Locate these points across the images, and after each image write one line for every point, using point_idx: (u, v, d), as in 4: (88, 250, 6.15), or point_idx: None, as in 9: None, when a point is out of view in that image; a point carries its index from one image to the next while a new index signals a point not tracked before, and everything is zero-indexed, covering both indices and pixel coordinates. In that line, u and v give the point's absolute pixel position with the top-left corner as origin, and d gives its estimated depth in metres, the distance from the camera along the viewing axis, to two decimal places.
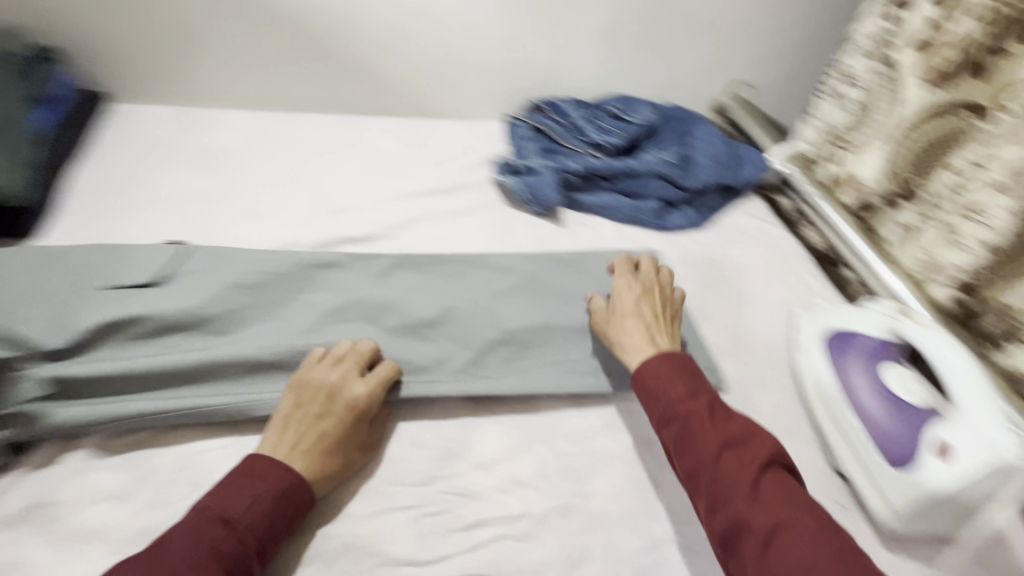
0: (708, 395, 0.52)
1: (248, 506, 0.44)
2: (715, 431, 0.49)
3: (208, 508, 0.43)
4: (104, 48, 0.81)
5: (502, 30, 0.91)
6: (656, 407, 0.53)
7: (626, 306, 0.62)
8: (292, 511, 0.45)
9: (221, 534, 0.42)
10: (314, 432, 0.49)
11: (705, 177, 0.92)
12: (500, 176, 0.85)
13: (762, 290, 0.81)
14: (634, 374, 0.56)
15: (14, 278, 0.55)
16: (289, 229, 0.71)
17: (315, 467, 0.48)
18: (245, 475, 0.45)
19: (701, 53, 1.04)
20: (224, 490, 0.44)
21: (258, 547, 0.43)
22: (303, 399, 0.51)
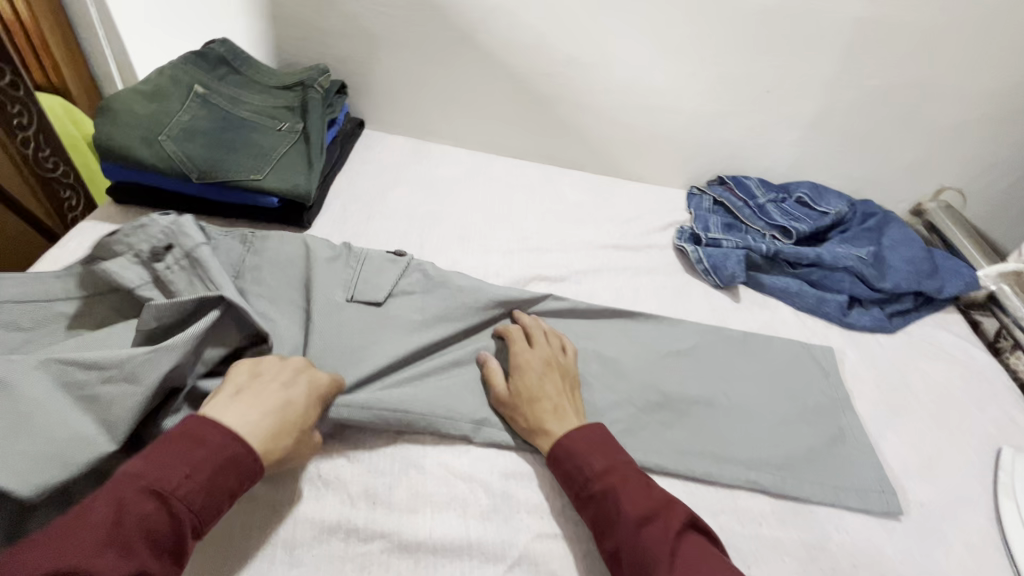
0: (623, 466, 0.52)
1: (186, 475, 0.41)
2: (628, 502, 0.48)
3: (138, 475, 0.40)
4: (370, 83, 0.99)
5: (707, 108, 0.96)
6: (575, 481, 0.52)
7: (539, 388, 0.58)
8: (237, 483, 0.44)
9: (151, 508, 0.39)
10: (276, 401, 0.48)
11: (900, 280, 0.87)
12: (682, 243, 0.89)
13: (958, 414, 0.75)
14: (553, 450, 0.54)
15: (290, 271, 0.67)
16: (492, 259, 0.81)
17: (269, 441, 0.47)
18: (188, 435, 0.43)
19: (910, 154, 1.00)
20: (158, 456, 0.42)
21: (193, 522, 0.41)
22: (262, 375, 0.51)
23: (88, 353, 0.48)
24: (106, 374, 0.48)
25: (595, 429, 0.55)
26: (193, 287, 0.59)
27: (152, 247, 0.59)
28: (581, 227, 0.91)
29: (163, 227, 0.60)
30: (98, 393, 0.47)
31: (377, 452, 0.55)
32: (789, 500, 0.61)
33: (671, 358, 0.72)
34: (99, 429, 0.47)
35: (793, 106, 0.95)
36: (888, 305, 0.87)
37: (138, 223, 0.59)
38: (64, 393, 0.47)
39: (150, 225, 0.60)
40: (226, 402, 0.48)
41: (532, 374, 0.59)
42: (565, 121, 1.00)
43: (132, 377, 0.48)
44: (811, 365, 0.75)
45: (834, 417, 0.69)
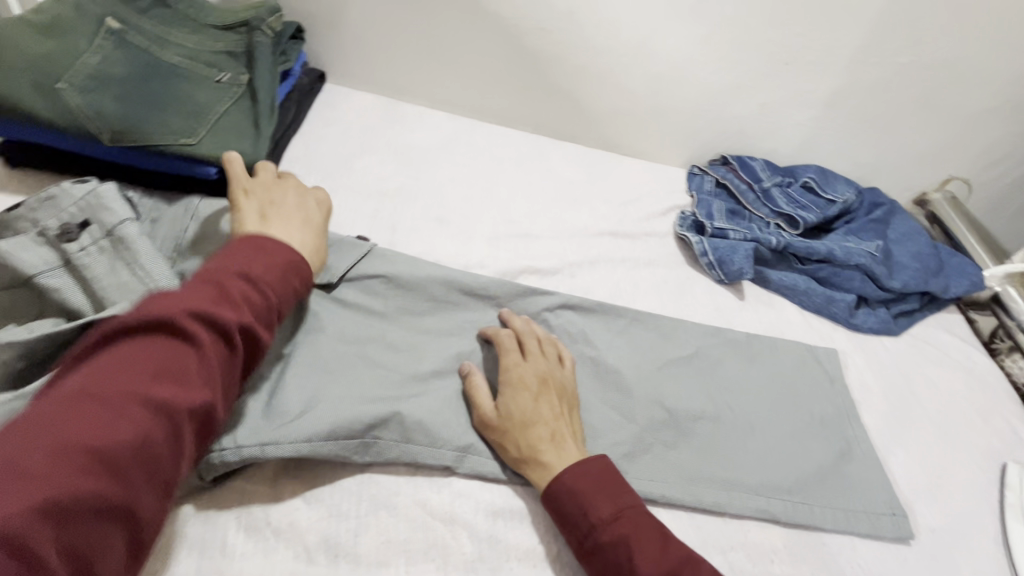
0: (632, 510, 0.47)
1: (265, 267, 0.45)
2: (645, 563, 0.44)
3: (224, 266, 0.43)
4: (333, 31, 0.84)
5: (719, 80, 0.86)
6: (577, 531, 0.46)
7: (532, 412, 0.51)
8: (300, 281, 0.48)
9: (245, 286, 0.43)
10: (300, 218, 0.55)
11: (908, 279, 0.82)
12: (684, 231, 0.80)
13: (965, 427, 0.71)
14: (548, 489, 0.47)
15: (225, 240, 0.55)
16: (475, 246, 0.71)
17: (316, 253, 0.54)
18: (248, 244, 0.47)
19: (924, 140, 0.93)
20: (231, 255, 0.45)
21: (278, 304, 0.46)
22: (275, 196, 0.55)
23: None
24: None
25: (599, 462, 0.49)
26: (115, 272, 0.47)
27: (63, 224, 0.47)
28: (574, 209, 0.81)
29: (78, 204, 0.48)
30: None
31: (340, 490, 0.47)
32: (798, 530, 0.56)
33: (673, 367, 0.65)
34: None
35: (810, 83, 0.86)
36: (895, 304, 0.82)
37: (44, 194, 0.47)
38: None
39: (60, 201, 0.48)
40: (260, 222, 0.52)
41: (524, 396, 0.51)
42: (560, 86, 0.88)
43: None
44: (816, 371, 0.70)
45: (842, 433, 0.65)
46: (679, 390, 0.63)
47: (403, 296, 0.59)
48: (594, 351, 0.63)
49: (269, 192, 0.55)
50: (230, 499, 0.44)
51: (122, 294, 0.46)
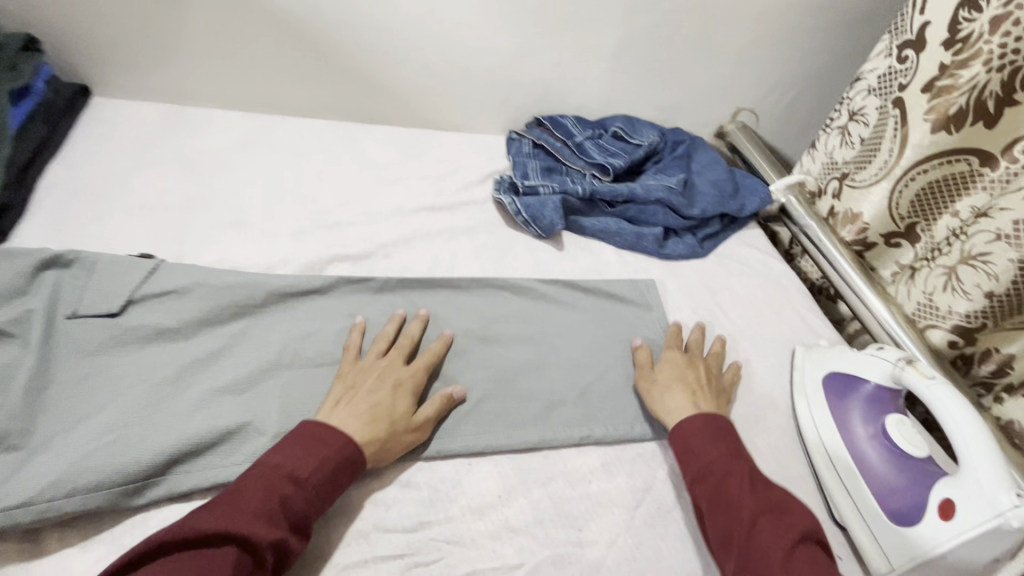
0: (746, 462, 0.55)
1: (314, 468, 0.46)
2: (752, 498, 0.51)
3: (281, 463, 0.46)
4: (84, 42, 0.76)
5: (510, 46, 0.89)
6: (692, 465, 0.55)
7: (678, 377, 0.63)
8: (347, 479, 0.48)
9: (290, 490, 0.44)
10: (368, 404, 0.52)
11: (708, 205, 0.91)
12: (500, 194, 0.83)
13: (765, 326, 0.80)
14: (672, 433, 0.58)
15: None
16: (280, 243, 0.68)
17: (370, 433, 0.50)
18: (310, 435, 0.48)
19: (706, 78, 1.02)
20: (293, 449, 0.47)
21: (321, 504, 0.46)
22: (357, 381, 0.55)
23: None
24: None
25: (718, 420, 0.57)
26: None
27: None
28: (388, 190, 0.80)
29: None
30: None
31: (126, 524, 0.45)
32: (618, 445, 0.60)
33: (493, 324, 0.67)
34: None
35: (593, 38, 0.92)
36: (700, 230, 0.91)
37: None
38: None
39: None
40: (330, 407, 0.52)
41: (675, 367, 0.65)
42: (356, 69, 0.86)
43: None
44: (631, 300, 0.75)
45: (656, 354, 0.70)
46: (499, 345, 0.65)
47: (192, 310, 0.56)
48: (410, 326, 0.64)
49: (354, 374, 0.55)
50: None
51: None
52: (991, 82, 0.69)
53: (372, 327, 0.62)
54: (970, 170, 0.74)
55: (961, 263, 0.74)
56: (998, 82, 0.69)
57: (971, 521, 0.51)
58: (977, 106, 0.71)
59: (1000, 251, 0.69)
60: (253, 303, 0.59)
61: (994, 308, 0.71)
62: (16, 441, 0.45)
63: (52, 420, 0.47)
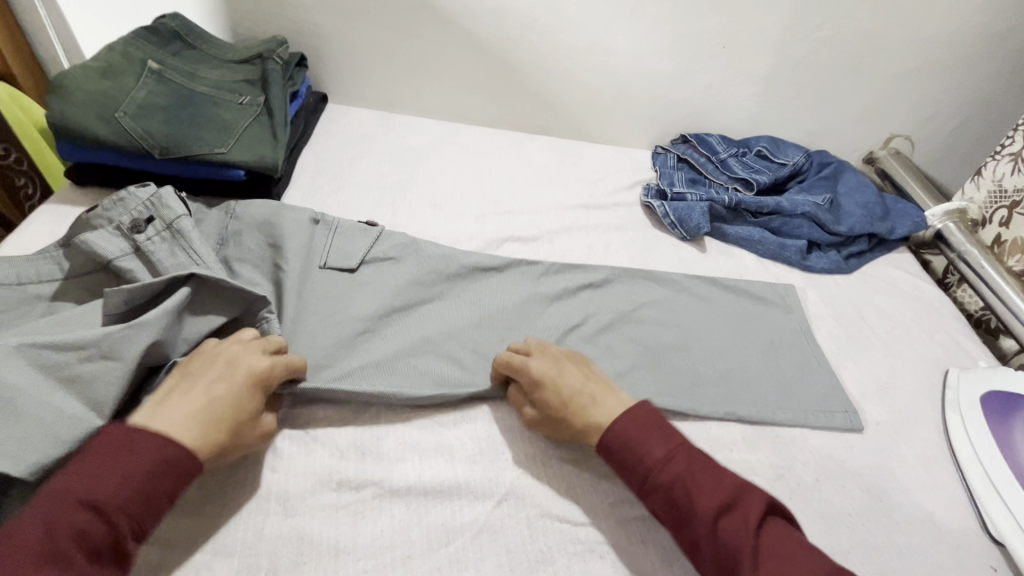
0: (682, 450, 0.52)
1: (118, 482, 0.41)
2: (704, 496, 0.48)
3: (67, 490, 0.39)
4: (332, 61, 0.98)
5: (666, 69, 0.99)
6: (634, 476, 0.52)
7: (567, 391, 0.56)
8: (169, 485, 0.43)
9: (86, 519, 0.39)
10: (204, 403, 0.47)
11: (855, 223, 0.92)
12: (648, 199, 0.92)
13: (914, 345, 0.79)
14: (599, 445, 0.53)
15: (265, 223, 0.69)
16: (465, 223, 0.82)
17: (202, 436, 0.46)
18: (110, 447, 0.42)
19: (860, 103, 1.04)
20: (87, 463, 0.41)
21: (133, 523, 0.41)
22: (196, 375, 0.49)
23: (68, 335, 0.47)
24: (84, 352, 0.48)
25: (624, 414, 0.54)
26: (174, 254, 0.59)
27: (133, 218, 0.59)
28: (550, 189, 0.93)
29: (145, 201, 0.60)
30: (79, 373, 0.47)
31: (365, 411, 0.59)
32: (759, 425, 0.65)
33: (643, 306, 0.75)
34: (84, 405, 0.47)
35: (747, 62, 0.98)
36: (846, 247, 0.92)
37: (117, 196, 0.59)
38: (43, 374, 0.46)
39: (130, 200, 0.60)
40: (156, 404, 0.47)
41: (551, 383, 0.57)
42: (529, 87, 1.01)
43: (112, 353, 0.49)
44: (772, 303, 0.80)
45: (796, 352, 0.74)
46: (647, 326, 0.73)
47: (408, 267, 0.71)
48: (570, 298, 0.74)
49: (188, 370, 0.49)
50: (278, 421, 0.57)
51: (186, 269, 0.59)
52: None
53: (540, 294, 0.73)
54: None
55: None
56: None
57: None
58: None
59: None
60: (451, 266, 0.73)
61: None
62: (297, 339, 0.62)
63: (318, 332, 0.63)
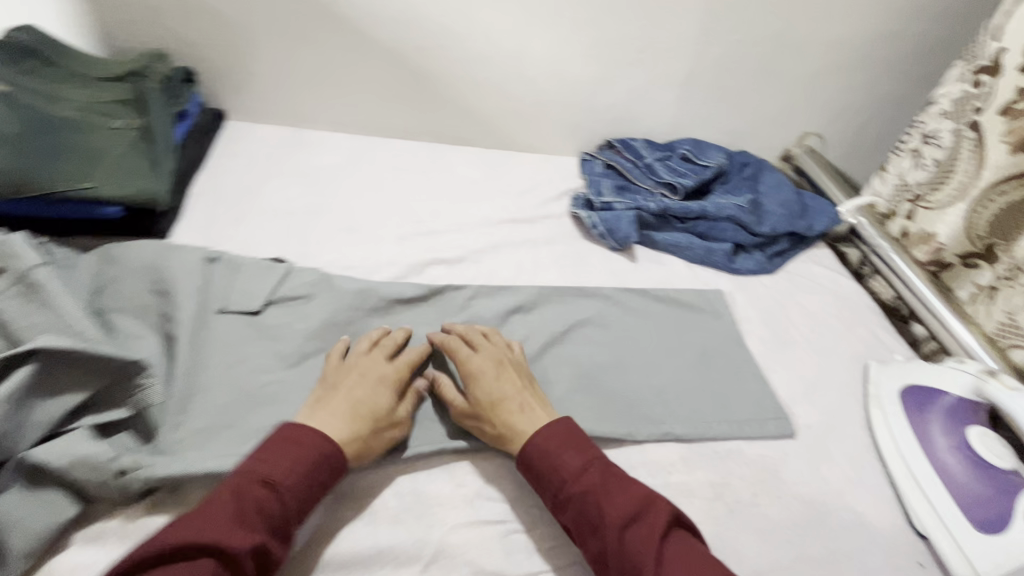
0: (599, 464, 0.53)
1: (289, 469, 0.48)
2: (615, 508, 0.49)
3: (253, 470, 0.48)
4: (229, 75, 0.90)
5: (587, 76, 0.97)
6: (550, 487, 0.52)
7: (497, 393, 0.57)
8: (326, 476, 0.50)
9: (264, 495, 0.46)
10: (350, 405, 0.54)
11: (776, 223, 0.94)
12: (576, 209, 0.89)
13: (836, 342, 0.81)
14: (522, 450, 0.54)
15: (145, 268, 0.61)
16: (385, 248, 0.77)
17: (349, 432, 0.52)
18: (283, 439, 0.50)
19: (774, 103, 1.06)
20: (267, 453, 0.49)
21: (297, 507, 0.48)
22: (339, 381, 0.57)
23: None
24: None
25: (561, 424, 0.55)
26: (27, 310, 0.51)
27: None
28: (476, 204, 0.89)
29: None
30: None
31: None
32: (695, 442, 0.64)
33: (575, 325, 0.72)
34: None
35: (666, 67, 0.98)
36: (769, 247, 0.94)
37: None
38: None
39: None
40: (310, 408, 0.54)
41: (486, 380, 0.58)
42: (448, 96, 0.96)
43: None
44: (703, 310, 0.79)
45: (728, 361, 0.73)
46: (581, 346, 0.70)
47: (319, 309, 0.66)
48: (501, 324, 0.71)
49: (334, 377, 0.57)
50: (170, 502, 0.51)
51: (41, 331, 0.50)
52: None
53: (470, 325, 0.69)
54: None
55: None
56: None
57: None
58: None
59: None
60: (368, 302, 0.68)
61: None
62: (186, 406, 0.55)
63: (210, 392, 0.57)
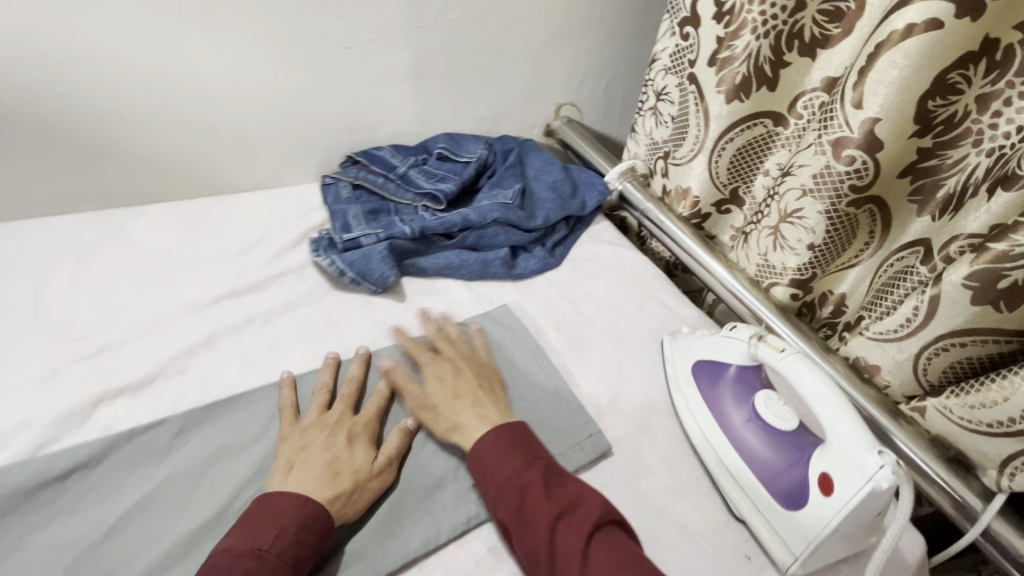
0: (543, 463, 0.52)
1: (274, 535, 0.44)
2: (548, 502, 0.48)
3: (235, 546, 0.44)
4: None
5: (288, 88, 0.79)
6: (492, 481, 0.51)
7: (455, 392, 0.58)
8: (317, 536, 0.46)
9: (253, 565, 0.42)
10: (326, 459, 0.51)
11: (550, 211, 0.87)
12: (318, 256, 0.72)
13: (633, 324, 0.77)
14: (468, 451, 0.54)
15: None
16: (21, 399, 0.52)
17: (333, 493, 0.49)
18: (262, 508, 0.47)
19: (519, 80, 0.98)
20: (245, 527, 0.45)
21: (295, 568, 0.44)
22: (309, 440, 0.53)
23: None
24: None
25: (519, 425, 0.55)
26: None
27: None
28: (173, 284, 0.66)
29: None
30: None
31: None
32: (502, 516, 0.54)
33: None
34: None
35: (382, 60, 0.83)
36: (548, 238, 0.87)
37: None
38: None
39: None
40: (284, 475, 0.50)
41: (445, 378, 0.60)
42: (103, 147, 0.73)
43: None
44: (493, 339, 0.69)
45: (527, 393, 0.65)
46: None
47: None
48: (224, 458, 0.52)
49: (302, 436, 0.53)
50: None
51: None
52: (761, 48, 0.69)
53: (175, 483, 0.49)
54: (767, 131, 0.76)
55: (782, 221, 0.73)
56: (765, 48, 0.69)
57: (850, 492, 0.49)
58: (757, 73, 0.71)
59: (805, 204, 0.69)
60: None
61: (819, 257, 0.72)
62: None
63: None
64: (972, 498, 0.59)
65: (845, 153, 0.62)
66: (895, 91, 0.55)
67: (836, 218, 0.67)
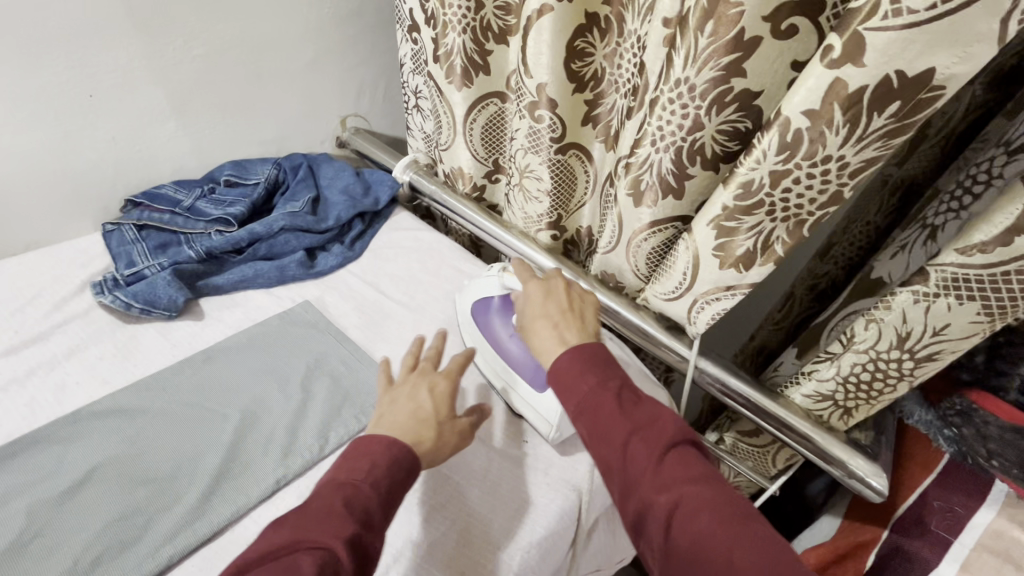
0: (617, 382, 0.56)
1: (368, 469, 0.50)
2: (624, 419, 0.52)
3: (335, 479, 0.49)
4: None
5: (36, 145, 0.80)
6: (571, 399, 0.56)
7: (545, 317, 0.65)
8: (405, 472, 0.52)
9: (352, 492, 0.48)
10: (410, 408, 0.58)
11: (340, 211, 0.95)
12: (100, 296, 0.74)
13: (429, 290, 0.88)
14: (549, 370, 0.59)
15: None
16: None
17: (416, 438, 0.55)
18: (356, 448, 0.52)
19: (292, 100, 1.05)
20: (342, 463, 0.51)
21: (390, 499, 0.50)
22: (395, 397, 0.60)
23: None
24: None
25: (597, 347, 0.60)
26: None
27: None
28: None
29: None
30: None
31: None
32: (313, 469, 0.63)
33: (125, 440, 0.60)
34: None
35: (136, 104, 0.86)
36: (345, 235, 0.95)
37: None
38: None
39: None
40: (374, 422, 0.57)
41: (537, 302, 0.67)
42: None
43: None
44: (294, 331, 0.76)
45: (327, 369, 0.72)
46: (135, 461, 0.59)
47: None
48: (13, 496, 0.55)
49: (391, 394, 0.60)
50: None
51: None
52: (465, 42, 0.84)
53: None
54: (498, 109, 0.92)
55: (523, 178, 0.88)
56: (469, 41, 0.84)
57: None
58: (471, 63, 0.86)
59: (531, 161, 0.85)
60: None
61: (557, 202, 0.88)
62: None
63: None
64: (682, 348, 0.78)
65: (536, 113, 0.78)
66: (550, 60, 0.72)
67: (553, 166, 0.83)
